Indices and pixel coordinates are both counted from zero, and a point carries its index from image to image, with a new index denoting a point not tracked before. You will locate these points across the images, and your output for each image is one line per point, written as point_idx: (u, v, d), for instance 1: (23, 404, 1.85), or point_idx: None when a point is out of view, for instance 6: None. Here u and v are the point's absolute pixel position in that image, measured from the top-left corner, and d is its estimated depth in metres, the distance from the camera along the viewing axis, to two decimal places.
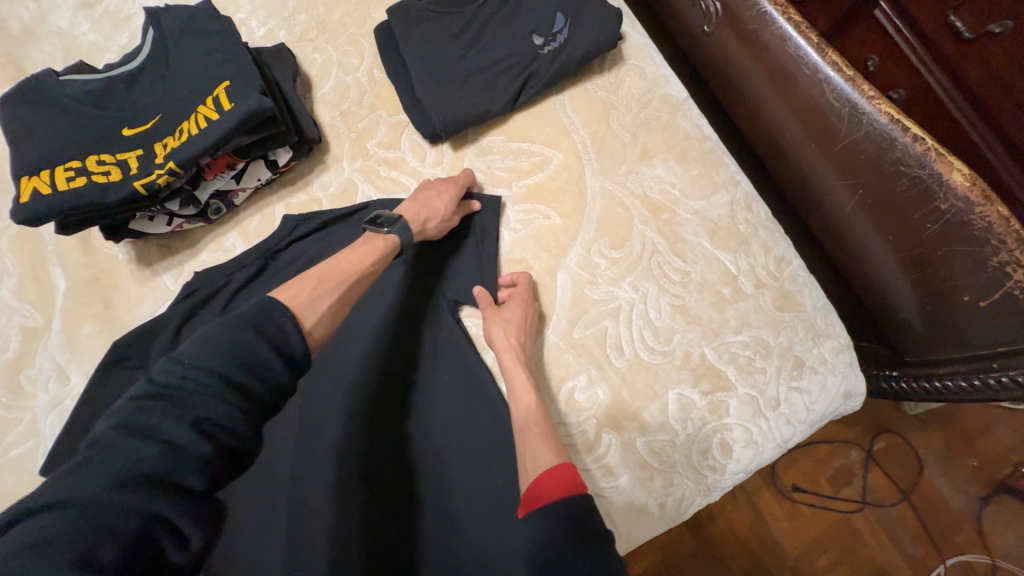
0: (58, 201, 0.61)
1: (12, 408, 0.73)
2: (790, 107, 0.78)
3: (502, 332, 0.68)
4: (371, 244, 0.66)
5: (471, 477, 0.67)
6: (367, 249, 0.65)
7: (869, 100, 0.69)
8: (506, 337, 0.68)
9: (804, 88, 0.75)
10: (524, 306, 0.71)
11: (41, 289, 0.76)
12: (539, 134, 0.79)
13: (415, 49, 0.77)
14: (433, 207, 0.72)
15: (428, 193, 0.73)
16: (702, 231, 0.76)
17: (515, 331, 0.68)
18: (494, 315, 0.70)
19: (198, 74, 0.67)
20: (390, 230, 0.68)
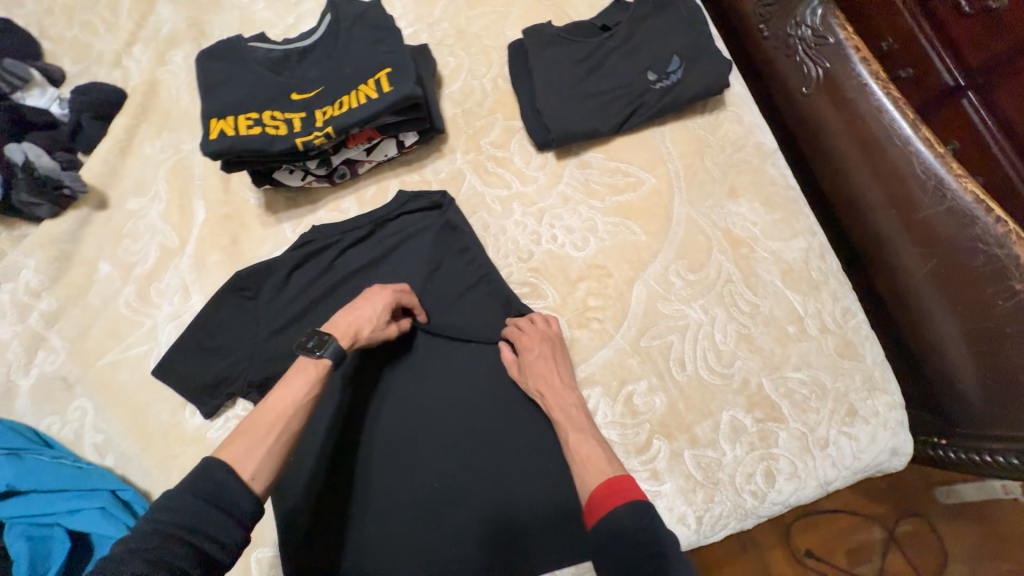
0: (237, 142, 0.71)
1: (141, 312, 0.83)
2: (875, 176, 0.83)
3: (533, 379, 0.73)
4: (302, 376, 0.63)
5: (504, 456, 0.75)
6: (299, 380, 0.62)
7: (956, 178, 0.75)
8: (540, 381, 0.73)
9: (892, 156, 0.81)
10: (543, 346, 0.75)
11: (182, 215, 0.88)
12: (636, 158, 0.87)
13: (543, 66, 0.86)
14: (361, 317, 0.71)
15: (356, 308, 0.72)
16: (776, 270, 0.81)
17: (543, 381, 0.73)
18: (527, 359, 0.74)
19: (363, 58, 0.78)
20: (324, 353, 0.65)
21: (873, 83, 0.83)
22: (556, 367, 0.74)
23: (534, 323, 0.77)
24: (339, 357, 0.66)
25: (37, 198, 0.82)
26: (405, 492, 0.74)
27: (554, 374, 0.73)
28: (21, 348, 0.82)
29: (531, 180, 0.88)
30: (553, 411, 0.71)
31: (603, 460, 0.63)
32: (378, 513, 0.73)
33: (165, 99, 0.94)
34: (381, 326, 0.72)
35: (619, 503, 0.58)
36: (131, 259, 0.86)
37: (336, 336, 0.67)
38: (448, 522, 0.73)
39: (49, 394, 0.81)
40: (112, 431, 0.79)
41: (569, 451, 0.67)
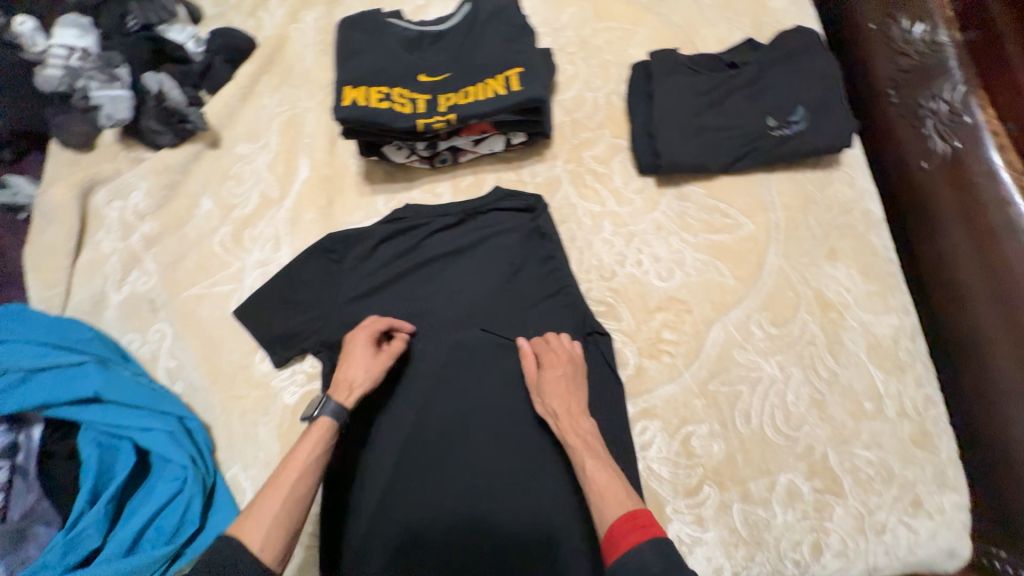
0: (364, 113, 0.73)
1: (231, 253, 0.86)
2: (987, 269, 0.77)
3: (547, 399, 0.71)
4: (306, 440, 0.63)
5: (529, 464, 0.74)
6: (305, 445, 0.62)
7: None
8: (553, 402, 0.70)
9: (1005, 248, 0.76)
10: (566, 367, 0.73)
11: (286, 169, 0.91)
12: (737, 201, 0.86)
13: (663, 92, 0.85)
14: (350, 369, 0.71)
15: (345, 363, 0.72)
16: (862, 342, 0.79)
17: (559, 399, 0.70)
18: (545, 379, 0.73)
19: (495, 53, 0.79)
20: (322, 414, 0.65)
21: (1004, 170, 0.79)
22: (573, 391, 0.72)
23: (558, 342, 0.76)
24: (339, 413, 0.66)
25: (162, 127, 0.88)
26: (444, 483, 0.73)
27: (570, 398, 0.71)
28: (119, 264, 0.86)
29: (626, 201, 0.88)
30: (566, 433, 0.68)
31: (618, 489, 0.60)
32: (415, 496, 0.73)
33: (291, 56, 0.98)
34: (372, 363, 0.72)
35: (643, 537, 0.53)
36: (231, 200, 0.89)
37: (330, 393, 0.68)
38: (481, 522, 0.71)
39: (134, 312, 0.84)
40: (185, 359, 0.82)
41: (585, 478, 0.63)
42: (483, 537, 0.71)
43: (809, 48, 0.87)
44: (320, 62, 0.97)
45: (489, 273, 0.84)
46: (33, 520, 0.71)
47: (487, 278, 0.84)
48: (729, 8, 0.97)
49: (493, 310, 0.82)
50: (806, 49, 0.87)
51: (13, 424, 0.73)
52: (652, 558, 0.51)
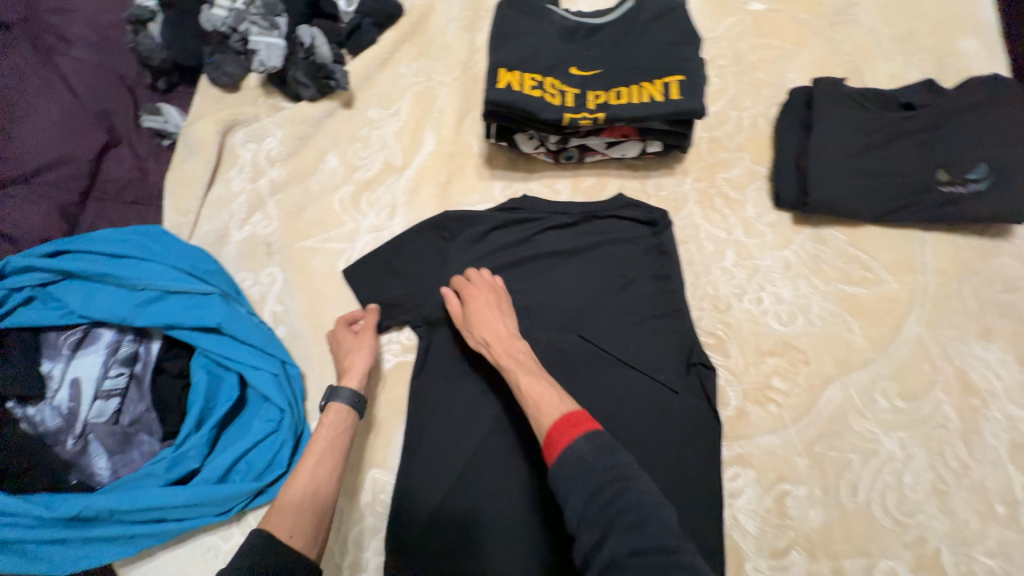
0: (516, 99, 0.72)
1: (349, 213, 0.88)
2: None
3: (477, 328, 0.72)
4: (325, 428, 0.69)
5: None
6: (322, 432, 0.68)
7: None
8: (486, 330, 0.72)
9: None
10: (489, 296, 0.75)
11: (413, 140, 0.92)
12: (883, 255, 0.79)
13: (826, 124, 0.78)
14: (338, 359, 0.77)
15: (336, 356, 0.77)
16: (1004, 438, 0.71)
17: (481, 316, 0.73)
18: (468, 304, 0.74)
19: (654, 55, 0.75)
20: (333, 401, 0.71)
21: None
22: (501, 317, 0.74)
23: (477, 275, 0.78)
24: (354, 395, 0.72)
25: (309, 81, 0.90)
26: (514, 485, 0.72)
27: (500, 324, 0.73)
28: (246, 204, 0.90)
29: (756, 233, 0.82)
30: (514, 367, 0.68)
31: (558, 400, 0.62)
32: (486, 490, 0.72)
33: (434, 28, 0.98)
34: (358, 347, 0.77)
35: (578, 434, 0.57)
36: (356, 162, 0.91)
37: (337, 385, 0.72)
38: (535, 523, 0.70)
39: (251, 253, 0.88)
40: (292, 306, 0.84)
41: (519, 394, 0.65)
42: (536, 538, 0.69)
43: (1005, 100, 0.77)
44: (461, 38, 0.97)
45: (596, 280, 0.81)
46: (139, 429, 0.74)
47: (593, 283, 0.81)
48: (908, 43, 0.88)
49: (587, 314, 0.80)
50: (1000, 100, 0.77)
51: (138, 336, 0.77)
52: (586, 450, 0.55)
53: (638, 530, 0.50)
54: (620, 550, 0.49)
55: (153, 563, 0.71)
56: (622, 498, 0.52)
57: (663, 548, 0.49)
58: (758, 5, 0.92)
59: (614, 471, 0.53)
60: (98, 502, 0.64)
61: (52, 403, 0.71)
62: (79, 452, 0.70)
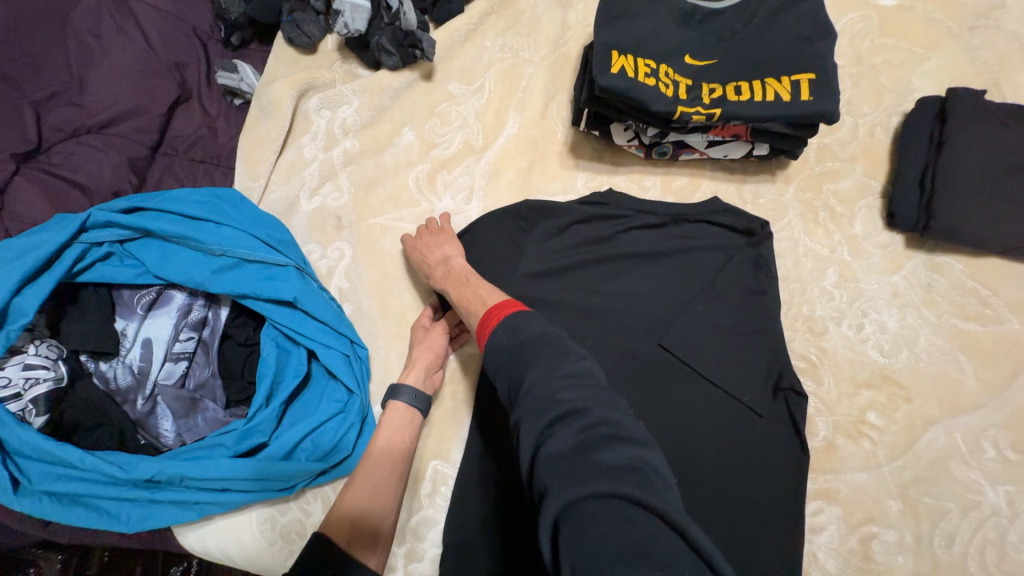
0: (628, 86, 0.66)
1: (423, 193, 0.85)
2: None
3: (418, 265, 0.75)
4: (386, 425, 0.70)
5: None
6: (383, 429, 0.70)
7: None
8: (424, 263, 0.75)
9: None
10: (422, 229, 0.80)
11: (495, 120, 0.87)
12: (1005, 292, 0.72)
13: (962, 140, 0.71)
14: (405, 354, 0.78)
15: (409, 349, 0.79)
16: None
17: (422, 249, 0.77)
18: (412, 241, 0.78)
19: (782, 49, 0.68)
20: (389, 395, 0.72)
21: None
22: (440, 245, 0.76)
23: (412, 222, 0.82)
24: (410, 395, 0.71)
25: (393, 49, 0.85)
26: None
27: (433, 252, 0.76)
28: (317, 173, 0.87)
29: (863, 253, 0.76)
30: (450, 286, 0.70)
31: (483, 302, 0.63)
32: None
33: (523, 0, 0.91)
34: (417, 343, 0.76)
35: (500, 321, 0.56)
36: (433, 139, 0.87)
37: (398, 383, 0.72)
38: None
39: (320, 225, 0.85)
40: (359, 284, 0.82)
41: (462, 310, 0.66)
42: None
43: None
44: (552, 14, 0.90)
45: (682, 287, 0.76)
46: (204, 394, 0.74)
47: (678, 291, 0.76)
48: None
49: (671, 324, 0.74)
50: None
51: (209, 301, 0.76)
52: (502, 334, 0.54)
53: (549, 400, 0.44)
54: (535, 431, 0.43)
55: (210, 528, 0.70)
56: (536, 370, 0.47)
57: (570, 414, 0.43)
58: (888, 0, 0.83)
59: (535, 341, 0.51)
60: (168, 467, 0.63)
61: (125, 361, 0.71)
62: (146, 413, 0.71)
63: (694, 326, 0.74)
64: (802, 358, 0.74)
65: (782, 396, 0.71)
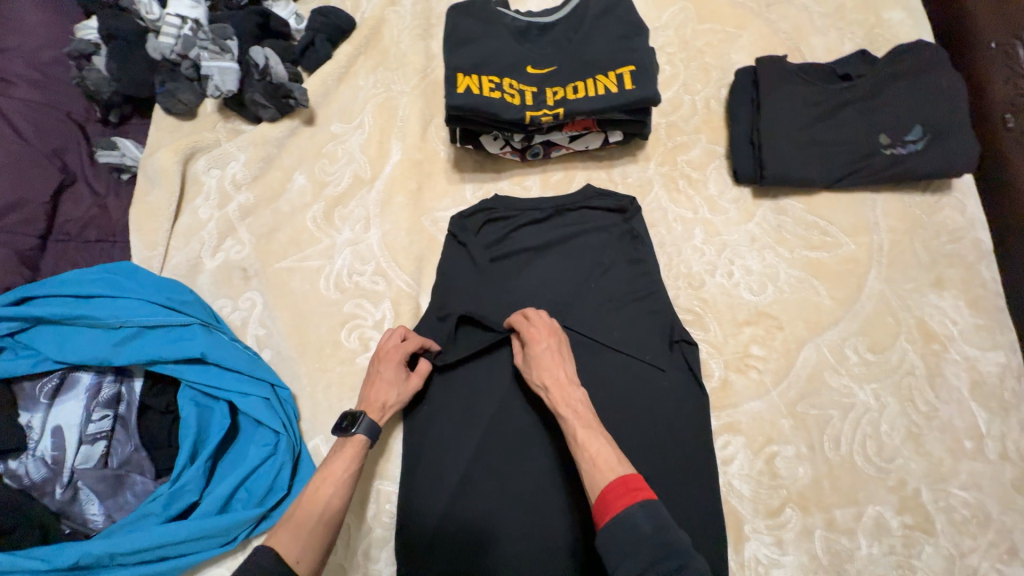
0: (477, 102, 0.74)
1: (322, 229, 0.89)
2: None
3: (538, 373, 0.69)
4: (340, 455, 0.66)
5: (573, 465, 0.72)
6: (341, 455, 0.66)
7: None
8: (545, 374, 0.68)
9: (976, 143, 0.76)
10: (551, 340, 0.71)
11: (379, 151, 0.92)
12: (840, 219, 0.83)
13: (774, 99, 0.83)
14: (376, 390, 0.72)
15: (374, 380, 0.73)
16: (965, 378, 0.76)
17: (545, 361, 0.69)
18: (535, 336, 0.71)
19: (606, 49, 0.77)
20: (356, 430, 0.67)
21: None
22: (562, 363, 0.69)
23: (538, 318, 0.73)
24: (371, 433, 0.67)
25: (267, 102, 0.90)
26: (514, 483, 0.72)
27: (557, 368, 0.69)
28: (216, 231, 0.89)
29: (721, 210, 0.86)
30: (569, 421, 0.64)
31: (615, 457, 0.59)
32: (485, 497, 0.71)
33: (387, 39, 0.99)
34: (401, 383, 0.73)
35: (632, 502, 0.54)
36: (324, 178, 0.91)
37: (366, 414, 0.69)
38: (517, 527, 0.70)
39: (227, 279, 0.87)
40: (275, 329, 0.85)
41: (576, 448, 0.62)
42: (522, 534, 0.70)
43: (932, 64, 0.82)
44: (415, 47, 0.98)
45: (574, 270, 0.83)
46: (130, 469, 0.73)
47: (571, 273, 0.83)
48: (839, 17, 0.93)
49: (569, 304, 0.81)
50: (930, 64, 0.82)
51: (119, 375, 0.76)
52: (638, 521, 0.52)
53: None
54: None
55: None
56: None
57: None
58: None
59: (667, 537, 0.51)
60: (99, 547, 0.64)
61: (35, 454, 0.69)
62: (68, 501, 0.68)
63: (589, 301, 0.81)
64: (688, 312, 0.82)
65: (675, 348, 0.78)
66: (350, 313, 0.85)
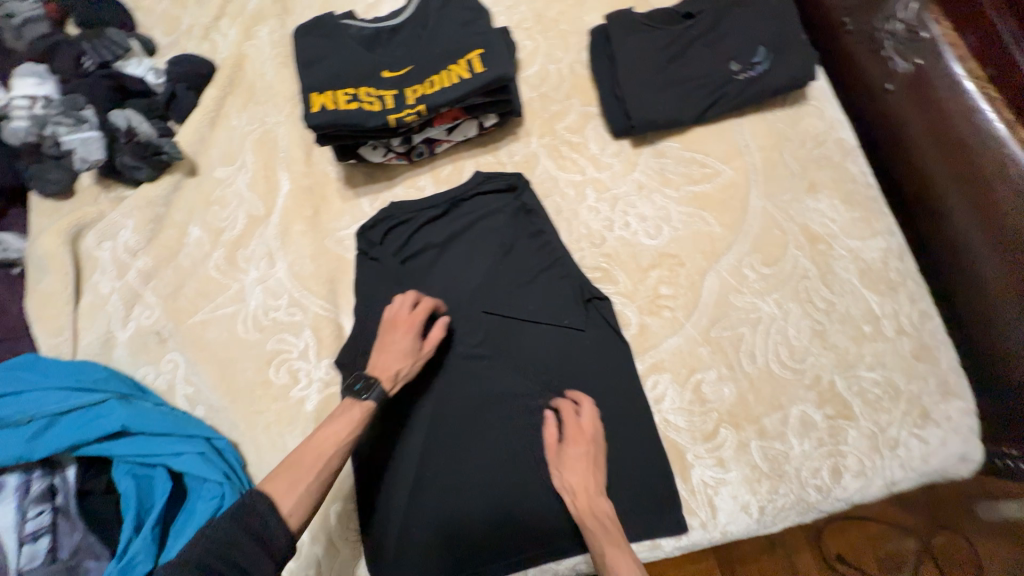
0: (335, 117, 0.75)
1: (228, 275, 0.88)
2: (979, 212, 0.77)
3: (563, 477, 0.70)
4: (344, 418, 0.67)
5: (518, 444, 0.75)
6: (337, 420, 0.67)
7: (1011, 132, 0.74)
8: (570, 477, 0.69)
9: (940, 97, 0.81)
10: (586, 446, 0.71)
11: (268, 186, 0.92)
12: (713, 149, 0.87)
13: (626, 51, 0.86)
14: (386, 358, 0.72)
15: (386, 348, 0.73)
16: (853, 269, 0.81)
17: (582, 468, 0.69)
18: (569, 446, 0.71)
19: (454, 38, 0.79)
20: (370, 396, 0.69)
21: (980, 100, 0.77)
22: (595, 469, 0.70)
23: (585, 417, 0.72)
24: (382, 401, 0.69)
25: (139, 162, 0.89)
26: (468, 479, 0.74)
27: (589, 476, 0.69)
28: (120, 303, 0.88)
29: (605, 166, 0.89)
30: (595, 536, 0.67)
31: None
32: (441, 499, 0.73)
33: (252, 73, 0.98)
34: (417, 353, 0.74)
35: None
36: (219, 225, 0.91)
37: (380, 381, 0.70)
38: (478, 517, 0.72)
39: (142, 347, 0.86)
40: (202, 384, 0.84)
41: (602, 566, 0.66)
42: (482, 521, 0.72)
43: None
44: (281, 75, 0.98)
45: (479, 257, 0.85)
46: (82, 556, 0.72)
47: (478, 260, 0.85)
48: None
49: (481, 290, 0.83)
50: None
51: (46, 469, 0.75)
52: None
53: None
54: None
55: None
56: None
57: None
58: None
59: None
60: None
61: None
62: None
63: (500, 282, 0.83)
64: (595, 271, 0.85)
65: (590, 308, 0.80)
66: (274, 350, 0.85)
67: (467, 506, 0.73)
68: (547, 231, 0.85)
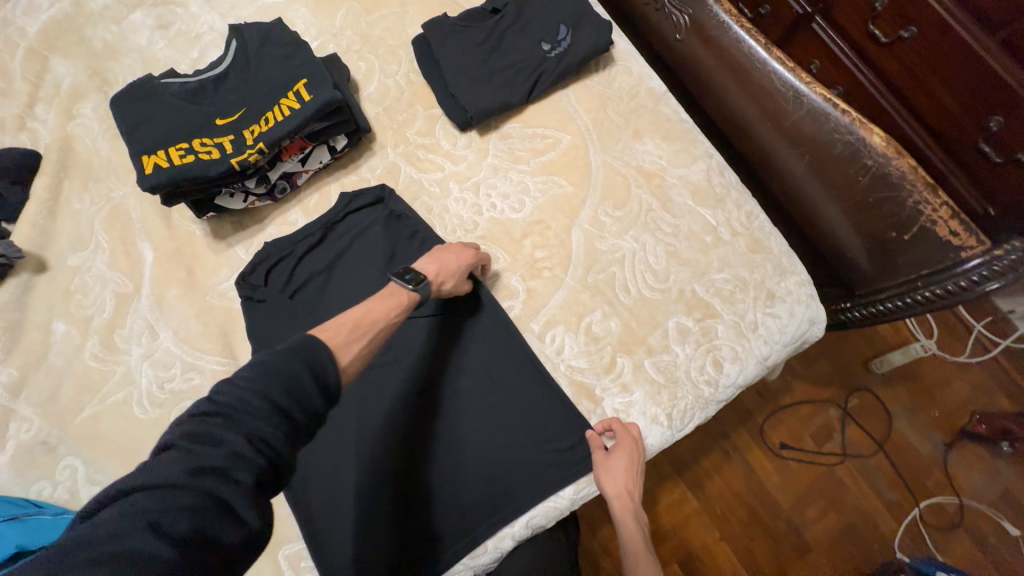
0: (174, 173, 0.76)
1: (108, 361, 0.84)
2: (774, 125, 0.94)
3: (611, 492, 0.78)
4: (397, 300, 0.71)
5: (454, 432, 0.80)
6: (387, 301, 0.70)
7: (774, 60, 0.92)
8: (613, 492, 0.78)
9: (722, 41, 0.97)
10: (632, 468, 0.78)
11: (130, 261, 0.89)
12: (549, 121, 0.97)
13: (447, 53, 0.94)
14: (450, 269, 0.79)
15: (441, 258, 0.79)
16: (686, 192, 0.94)
17: (625, 482, 0.78)
18: (618, 466, 0.78)
19: (278, 74, 0.83)
20: (418, 289, 0.73)
21: (749, 40, 0.94)
22: (634, 482, 0.79)
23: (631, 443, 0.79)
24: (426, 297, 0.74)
25: None
26: (410, 477, 0.78)
27: (630, 490, 0.78)
28: None
29: (461, 158, 0.96)
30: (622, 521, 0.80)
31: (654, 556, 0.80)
32: (387, 504, 0.76)
33: (84, 153, 0.95)
34: (460, 280, 0.80)
35: None
36: (85, 313, 0.87)
37: (429, 279, 0.75)
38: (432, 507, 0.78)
39: (28, 463, 0.80)
40: (109, 478, 0.80)
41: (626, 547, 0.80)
42: (434, 510, 0.77)
43: None
44: (116, 146, 0.95)
45: (365, 271, 0.88)
46: None
47: (364, 274, 0.88)
48: None
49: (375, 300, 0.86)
50: None
51: None
52: None
53: None
54: None
55: None
56: None
57: None
58: None
59: None
60: None
61: None
62: None
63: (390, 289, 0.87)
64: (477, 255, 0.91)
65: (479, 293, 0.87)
66: None
67: (418, 501, 0.78)
68: (423, 230, 0.90)
